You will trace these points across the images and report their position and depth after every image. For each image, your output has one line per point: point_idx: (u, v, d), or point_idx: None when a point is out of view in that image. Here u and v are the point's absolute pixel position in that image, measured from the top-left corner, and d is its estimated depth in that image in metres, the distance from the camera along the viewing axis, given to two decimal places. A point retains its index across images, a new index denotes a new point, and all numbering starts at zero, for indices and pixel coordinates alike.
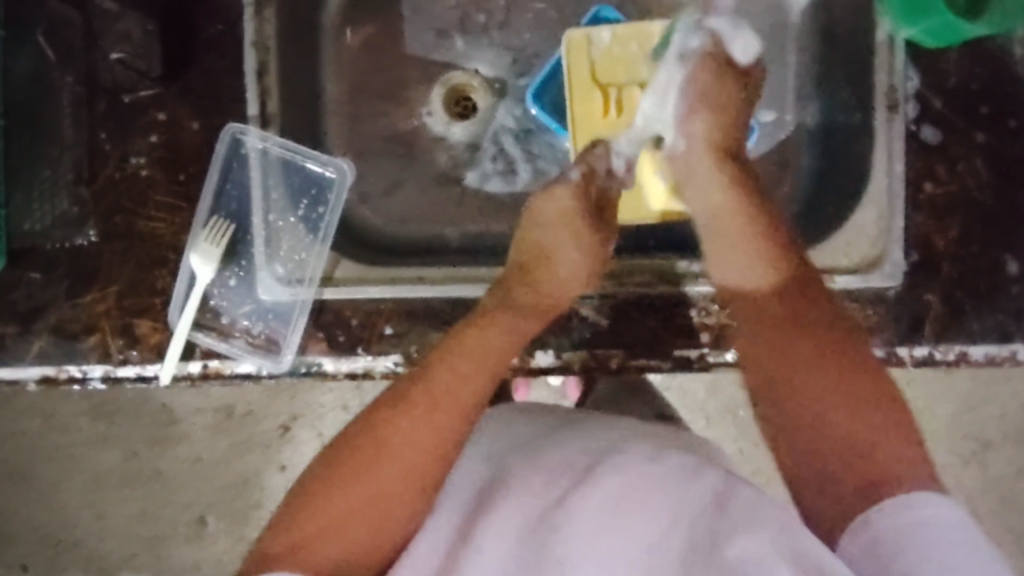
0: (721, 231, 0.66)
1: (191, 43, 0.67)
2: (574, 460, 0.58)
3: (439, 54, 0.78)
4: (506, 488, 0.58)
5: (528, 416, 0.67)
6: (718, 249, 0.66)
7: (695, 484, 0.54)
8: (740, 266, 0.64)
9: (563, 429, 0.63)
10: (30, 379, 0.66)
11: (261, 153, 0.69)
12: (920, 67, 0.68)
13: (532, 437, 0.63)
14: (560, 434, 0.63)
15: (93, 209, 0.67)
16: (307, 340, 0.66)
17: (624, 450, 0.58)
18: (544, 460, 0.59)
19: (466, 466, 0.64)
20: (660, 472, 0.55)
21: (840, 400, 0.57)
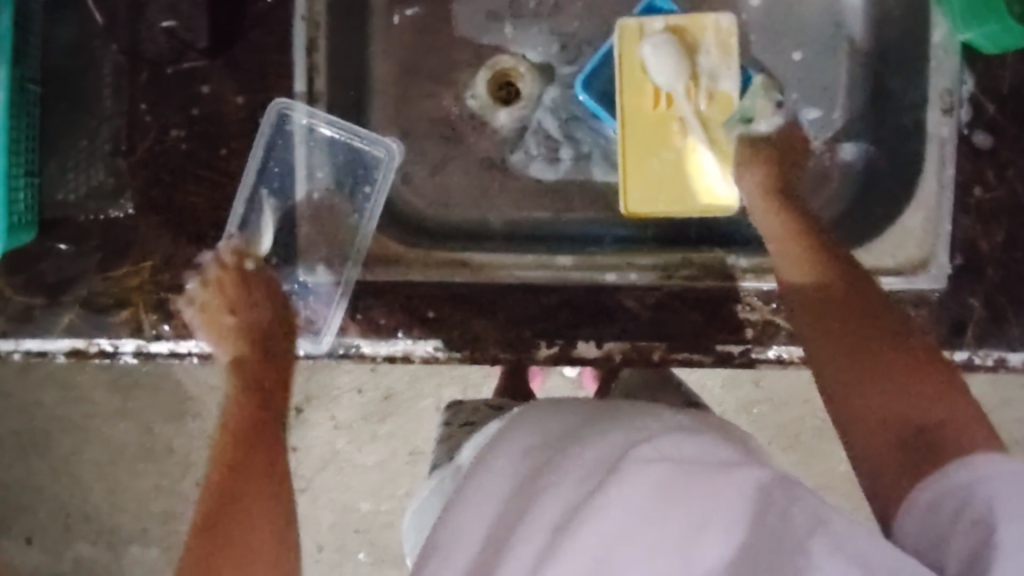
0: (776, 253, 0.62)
1: (240, 17, 0.67)
2: (614, 450, 0.54)
3: (486, 37, 0.77)
4: (538, 483, 0.55)
5: (555, 415, 0.64)
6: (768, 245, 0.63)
7: (730, 481, 0.50)
8: (798, 279, 0.60)
9: (601, 421, 0.60)
10: (59, 352, 0.65)
11: (309, 131, 0.69)
12: (975, 70, 0.68)
13: (568, 431, 0.60)
14: (598, 426, 0.59)
15: (129, 182, 0.66)
16: (347, 322, 0.65)
17: (655, 440, 0.54)
18: (582, 450, 0.55)
19: (493, 461, 0.60)
20: (696, 457, 0.52)
21: (899, 400, 0.52)
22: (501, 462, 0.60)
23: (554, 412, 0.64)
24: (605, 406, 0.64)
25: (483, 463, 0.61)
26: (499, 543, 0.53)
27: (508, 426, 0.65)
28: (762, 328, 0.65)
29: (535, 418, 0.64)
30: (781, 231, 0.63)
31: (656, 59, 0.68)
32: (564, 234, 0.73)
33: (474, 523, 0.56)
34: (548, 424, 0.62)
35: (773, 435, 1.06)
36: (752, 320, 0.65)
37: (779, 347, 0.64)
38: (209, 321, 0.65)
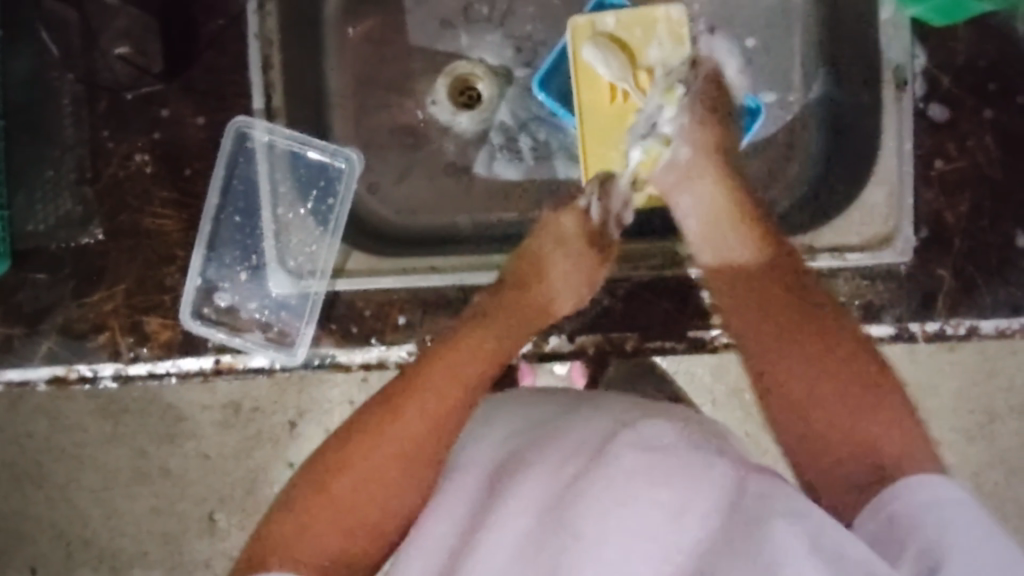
0: (707, 219, 0.65)
1: (193, 40, 0.67)
2: (594, 441, 0.55)
3: (441, 43, 0.77)
4: (520, 472, 0.55)
5: (529, 407, 0.64)
6: (703, 228, 0.65)
7: (703, 477, 0.50)
8: (731, 240, 0.63)
9: (570, 425, 0.59)
10: (40, 379, 0.66)
11: (267, 146, 0.69)
12: (926, 45, 0.68)
13: (537, 437, 0.60)
14: (566, 427, 0.59)
15: (98, 209, 0.67)
16: (320, 334, 0.65)
17: (631, 432, 0.55)
18: (546, 463, 0.55)
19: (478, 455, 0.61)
20: (671, 457, 0.52)
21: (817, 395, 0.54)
22: (472, 470, 0.60)
23: (534, 414, 0.63)
24: (579, 404, 0.63)
25: (453, 473, 0.61)
26: (472, 528, 0.53)
27: (475, 421, 0.66)
28: None
29: (513, 407, 0.65)
30: (727, 209, 0.64)
31: (604, 53, 0.69)
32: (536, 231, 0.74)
33: (446, 512, 0.57)
34: (527, 416, 0.63)
35: (763, 420, 1.06)
36: (721, 305, 0.65)
37: None
38: (187, 342, 0.65)
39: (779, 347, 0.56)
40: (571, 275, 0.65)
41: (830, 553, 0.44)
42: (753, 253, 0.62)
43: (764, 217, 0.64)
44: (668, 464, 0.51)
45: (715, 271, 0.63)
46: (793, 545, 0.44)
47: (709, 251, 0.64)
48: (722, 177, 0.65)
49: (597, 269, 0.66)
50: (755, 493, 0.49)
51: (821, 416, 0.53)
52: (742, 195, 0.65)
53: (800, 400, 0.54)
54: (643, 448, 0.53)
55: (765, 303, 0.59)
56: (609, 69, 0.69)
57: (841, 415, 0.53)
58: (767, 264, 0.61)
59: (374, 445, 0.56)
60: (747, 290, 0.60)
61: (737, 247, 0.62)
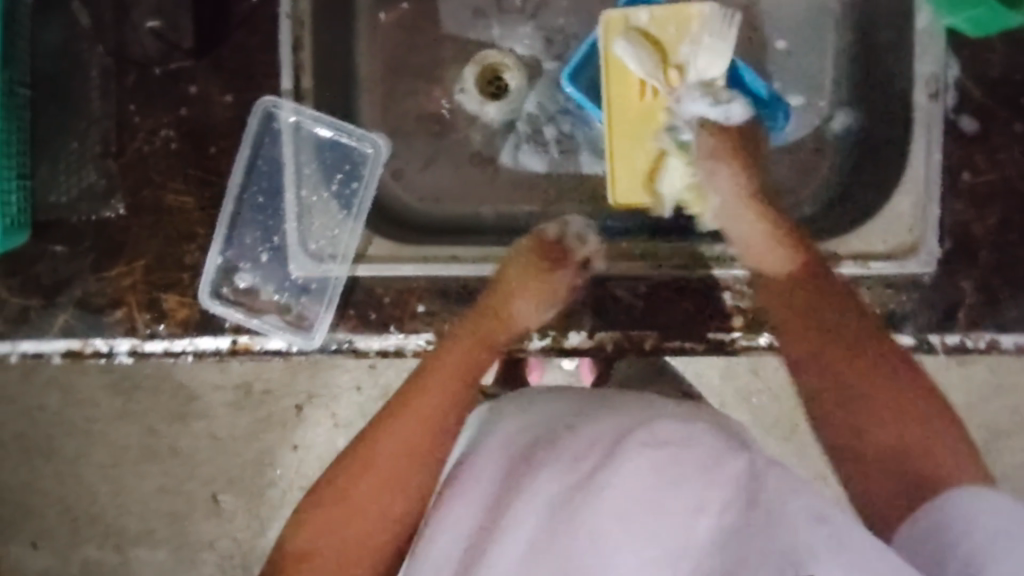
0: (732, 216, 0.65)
1: (224, 19, 0.67)
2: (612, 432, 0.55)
3: (474, 33, 0.77)
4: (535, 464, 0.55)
5: (550, 404, 0.64)
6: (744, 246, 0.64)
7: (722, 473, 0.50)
8: (749, 234, 0.64)
9: (588, 418, 0.59)
10: (55, 353, 0.65)
11: (292, 127, 0.69)
12: (960, 55, 0.68)
13: (553, 429, 0.59)
14: (585, 422, 0.58)
15: (121, 183, 0.67)
16: (338, 319, 0.65)
17: (652, 427, 0.54)
18: (561, 455, 0.55)
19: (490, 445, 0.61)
20: (691, 452, 0.51)
21: (870, 386, 0.56)
22: (488, 462, 0.59)
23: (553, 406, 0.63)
24: (601, 397, 0.63)
25: (469, 463, 0.60)
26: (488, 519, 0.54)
27: (493, 416, 0.65)
28: (754, 316, 0.65)
29: (532, 404, 0.64)
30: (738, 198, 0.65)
31: (634, 48, 0.69)
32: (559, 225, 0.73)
33: (464, 500, 0.57)
34: (545, 411, 0.63)
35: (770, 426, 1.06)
36: (742, 307, 0.65)
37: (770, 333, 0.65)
38: (203, 321, 0.65)
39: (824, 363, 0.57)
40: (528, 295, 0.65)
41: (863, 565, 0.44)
42: (788, 261, 0.62)
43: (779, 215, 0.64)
44: (684, 460, 0.51)
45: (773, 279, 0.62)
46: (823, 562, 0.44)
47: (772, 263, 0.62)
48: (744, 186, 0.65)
49: (549, 276, 0.65)
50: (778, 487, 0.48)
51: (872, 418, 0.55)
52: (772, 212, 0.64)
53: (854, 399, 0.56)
54: (658, 442, 0.52)
55: (804, 316, 0.59)
56: (638, 65, 0.68)
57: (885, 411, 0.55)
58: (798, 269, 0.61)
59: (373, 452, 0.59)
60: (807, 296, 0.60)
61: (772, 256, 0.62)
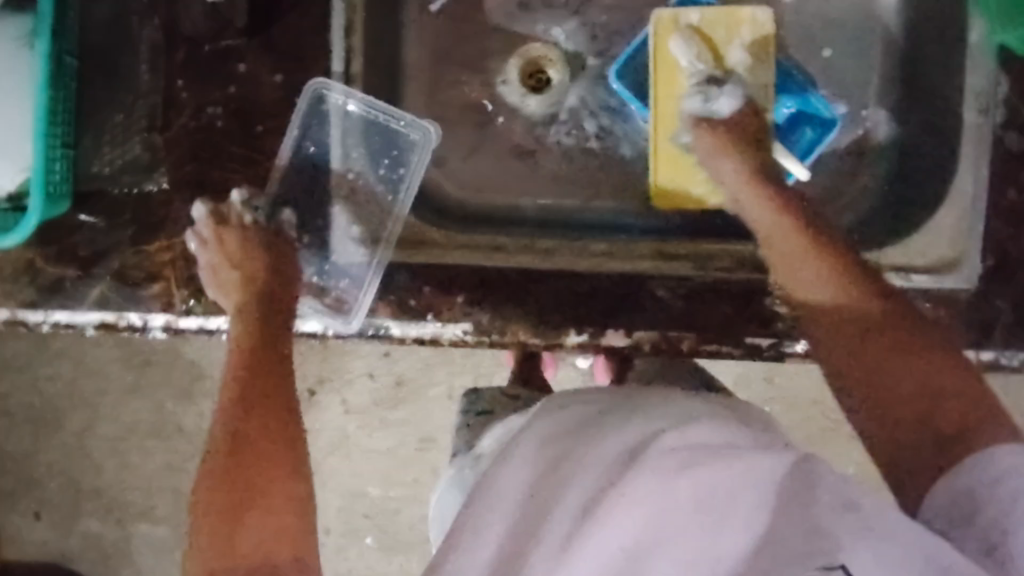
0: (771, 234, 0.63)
1: (276, 0, 0.67)
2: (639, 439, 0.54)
3: (522, 24, 0.76)
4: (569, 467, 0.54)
5: (579, 401, 0.62)
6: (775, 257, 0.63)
7: (753, 477, 0.49)
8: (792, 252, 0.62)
9: (615, 418, 0.58)
10: (88, 325, 0.66)
11: (343, 109, 0.69)
12: (1012, 71, 0.67)
13: (578, 425, 0.58)
14: (615, 423, 0.57)
15: (165, 157, 0.67)
16: (376, 304, 0.65)
17: (683, 431, 0.53)
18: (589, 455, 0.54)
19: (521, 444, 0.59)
20: (723, 455, 0.51)
21: (917, 375, 0.54)
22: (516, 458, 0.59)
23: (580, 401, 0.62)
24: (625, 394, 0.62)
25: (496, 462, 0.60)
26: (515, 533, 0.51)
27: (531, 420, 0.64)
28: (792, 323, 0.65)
29: (561, 403, 0.63)
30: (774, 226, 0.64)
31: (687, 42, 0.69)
32: (597, 223, 0.73)
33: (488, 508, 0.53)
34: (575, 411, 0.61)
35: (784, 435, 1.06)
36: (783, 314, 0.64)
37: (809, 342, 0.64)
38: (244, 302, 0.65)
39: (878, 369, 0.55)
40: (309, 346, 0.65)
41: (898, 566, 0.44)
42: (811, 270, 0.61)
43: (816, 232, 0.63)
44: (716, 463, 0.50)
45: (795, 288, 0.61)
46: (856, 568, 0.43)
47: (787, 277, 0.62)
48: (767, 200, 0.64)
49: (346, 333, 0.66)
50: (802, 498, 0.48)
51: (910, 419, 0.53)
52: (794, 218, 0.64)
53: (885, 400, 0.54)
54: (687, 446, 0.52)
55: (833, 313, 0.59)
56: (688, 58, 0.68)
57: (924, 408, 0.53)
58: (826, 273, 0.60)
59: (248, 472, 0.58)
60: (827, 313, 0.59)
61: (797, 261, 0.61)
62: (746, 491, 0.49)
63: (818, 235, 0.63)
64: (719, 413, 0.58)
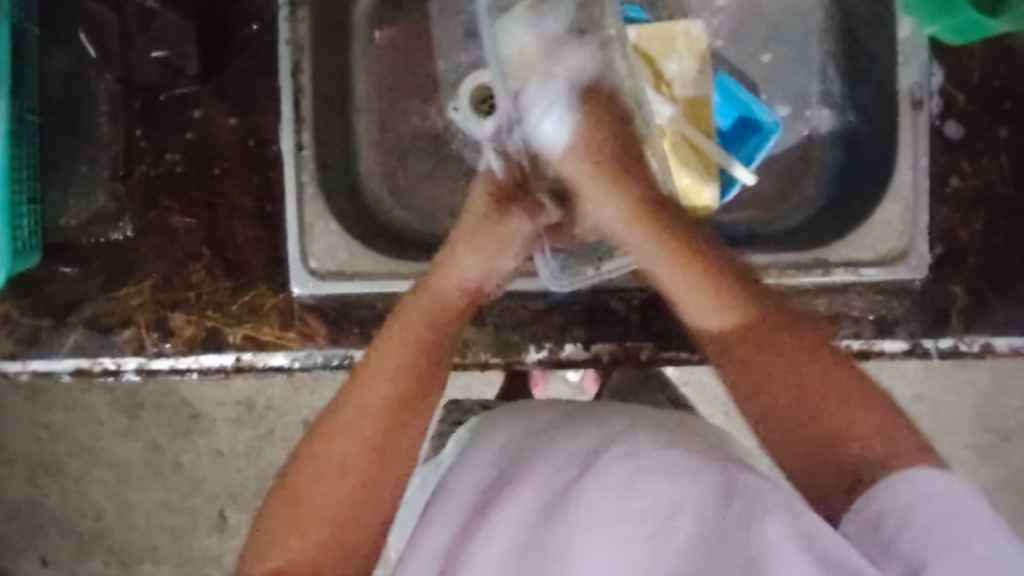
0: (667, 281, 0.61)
1: (226, 46, 0.69)
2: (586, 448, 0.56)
3: (467, 53, 0.77)
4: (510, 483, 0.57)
5: (530, 414, 0.65)
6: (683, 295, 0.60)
7: (695, 480, 0.51)
8: (698, 305, 0.60)
9: (540, 446, 0.59)
10: (64, 372, 0.68)
11: (297, 145, 0.69)
12: (943, 63, 0.70)
13: (505, 463, 0.60)
14: (561, 433, 0.59)
15: (129, 205, 0.69)
16: (338, 334, 0.68)
17: (628, 441, 0.55)
18: (516, 495, 0.55)
19: (473, 459, 0.62)
20: (663, 460, 0.53)
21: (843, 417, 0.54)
22: (452, 500, 0.60)
23: (509, 428, 0.64)
24: (556, 413, 0.63)
25: (431, 505, 0.61)
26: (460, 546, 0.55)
27: (481, 425, 0.66)
28: None
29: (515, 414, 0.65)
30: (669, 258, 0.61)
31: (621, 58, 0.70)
32: None
33: (445, 516, 0.59)
34: (525, 423, 0.64)
35: None
36: None
37: None
38: (209, 339, 0.68)
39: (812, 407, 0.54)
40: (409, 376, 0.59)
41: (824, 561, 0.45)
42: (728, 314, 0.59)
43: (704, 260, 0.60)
44: (642, 484, 0.51)
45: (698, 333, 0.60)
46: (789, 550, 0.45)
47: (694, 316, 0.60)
48: (658, 234, 0.61)
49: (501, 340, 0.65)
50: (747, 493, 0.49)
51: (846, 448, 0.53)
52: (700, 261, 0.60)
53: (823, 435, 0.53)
54: (614, 467, 0.53)
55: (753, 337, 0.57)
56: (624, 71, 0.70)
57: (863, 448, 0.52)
58: (745, 323, 0.58)
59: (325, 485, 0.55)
60: (751, 349, 0.57)
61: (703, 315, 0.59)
62: (689, 487, 0.50)
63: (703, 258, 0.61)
64: (640, 422, 0.59)
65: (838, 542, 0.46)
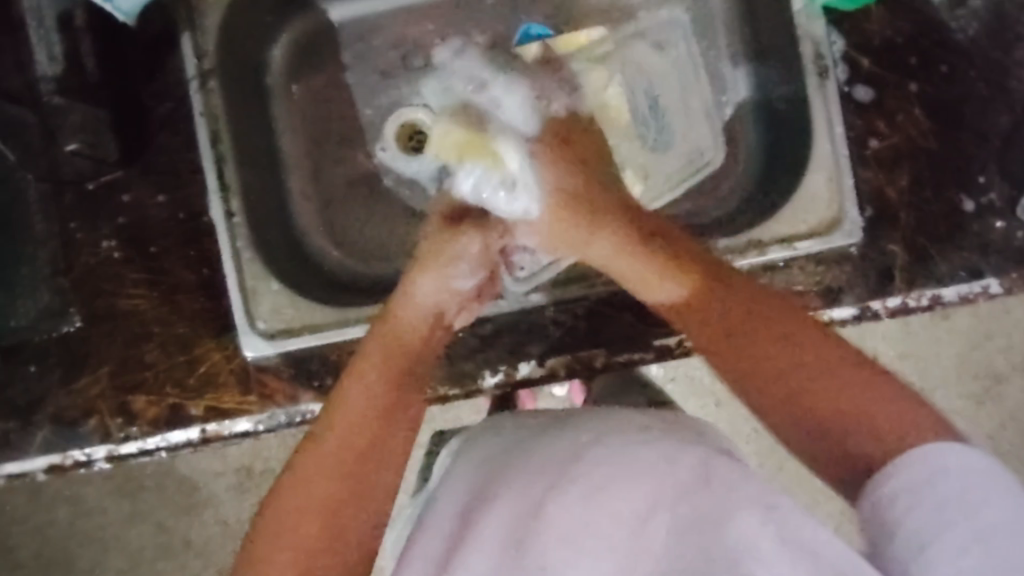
0: (624, 273, 0.62)
1: (145, 129, 0.70)
2: (564, 454, 0.56)
3: (385, 95, 0.79)
4: (489, 505, 0.57)
5: (505, 429, 0.65)
6: (637, 282, 0.61)
7: (666, 474, 0.51)
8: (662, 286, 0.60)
9: (513, 465, 0.59)
10: (39, 470, 0.68)
11: (227, 213, 0.69)
12: (842, 30, 0.71)
13: (483, 482, 0.60)
14: (536, 446, 0.60)
15: (75, 297, 0.70)
16: (300, 390, 0.68)
17: (606, 442, 0.55)
18: (489, 510, 0.56)
19: (453, 489, 0.63)
20: (641, 460, 0.52)
21: (808, 369, 0.51)
22: (436, 533, 0.59)
23: (484, 451, 0.64)
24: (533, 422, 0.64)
25: (416, 543, 0.60)
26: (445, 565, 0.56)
27: (459, 448, 0.67)
28: None
29: (487, 433, 0.66)
30: (619, 243, 0.62)
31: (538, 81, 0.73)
32: None
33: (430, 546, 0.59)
34: (493, 443, 0.64)
35: None
36: None
37: None
38: (173, 416, 0.68)
39: (755, 358, 0.53)
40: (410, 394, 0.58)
41: (795, 544, 0.45)
42: (670, 292, 0.59)
43: (673, 250, 0.60)
44: (615, 487, 0.51)
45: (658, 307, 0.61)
46: (755, 537, 0.44)
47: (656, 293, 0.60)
48: (633, 243, 0.61)
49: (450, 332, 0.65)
50: (723, 484, 0.49)
51: (827, 409, 0.49)
52: (669, 250, 0.60)
53: (796, 395, 0.51)
54: (595, 468, 0.53)
55: (727, 333, 0.55)
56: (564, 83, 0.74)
57: (831, 388, 0.50)
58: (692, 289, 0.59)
59: (311, 488, 0.52)
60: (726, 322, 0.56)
61: (658, 289, 0.60)
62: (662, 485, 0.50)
63: (686, 256, 0.60)
64: (616, 424, 0.59)
65: (807, 529, 0.46)
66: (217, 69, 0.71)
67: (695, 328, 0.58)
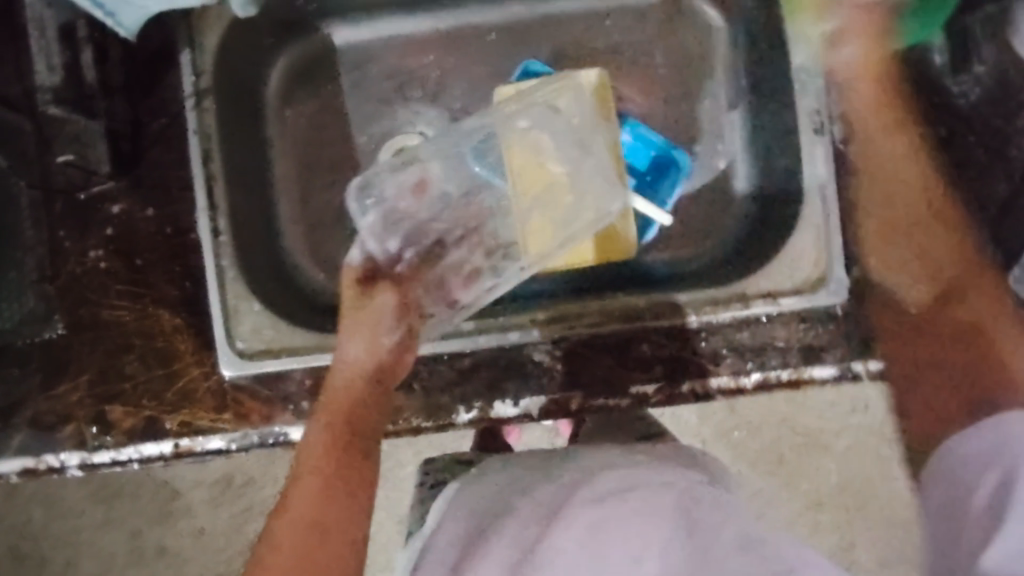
0: (880, 231, 0.69)
1: (140, 142, 0.70)
2: (555, 498, 0.56)
3: (382, 123, 0.79)
4: (482, 545, 0.55)
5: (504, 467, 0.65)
6: (879, 248, 0.69)
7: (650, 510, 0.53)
8: (895, 252, 0.68)
9: (501, 509, 0.58)
10: (12, 472, 0.68)
11: (213, 229, 0.70)
12: (836, 87, 0.71)
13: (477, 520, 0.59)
14: (531, 487, 0.59)
15: (60, 304, 0.70)
16: (274, 411, 0.68)
17: (596, 484, 0.56)
18: (483, 550, 0.55)
19: (447, 527, 0.61)
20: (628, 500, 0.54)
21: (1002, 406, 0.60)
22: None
23: (478, 497, 0.62)
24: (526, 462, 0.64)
25: None
26: None
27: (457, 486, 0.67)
28: (672, 365, 0.67)
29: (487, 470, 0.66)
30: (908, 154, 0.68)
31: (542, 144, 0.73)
32: None
33: None
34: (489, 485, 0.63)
35: (753, 458, 1.12)
36: (661, 356, 0.67)
37: (693, 381, 0.67)
38: (148, 428, 0.68)
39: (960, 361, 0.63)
40: (339, 426, 0.63)
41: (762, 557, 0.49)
42: (914, 279, 0.66)
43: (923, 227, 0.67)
44: (606, 535, 0.51)
45: (885, 271, 0.68)
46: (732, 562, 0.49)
47: (878, 257, 0.69)
48: (923, 184, 0.67)
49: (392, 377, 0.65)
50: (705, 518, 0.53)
51: (937, 395, 0.63)
52: (909, 224, 0.67)
53: (930, 398, 0.63)
54: (581, 512, 0.53)
55: (946, 301, 0.65)
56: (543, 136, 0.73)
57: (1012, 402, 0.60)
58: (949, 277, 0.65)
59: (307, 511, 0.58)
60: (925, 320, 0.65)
61: (897, 275, 0.67)
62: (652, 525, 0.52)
63: (940, 230, 0.66)
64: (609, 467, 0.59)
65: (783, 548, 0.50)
66: (214, 87, 0.71)
67: (931, 311, 0.65)
